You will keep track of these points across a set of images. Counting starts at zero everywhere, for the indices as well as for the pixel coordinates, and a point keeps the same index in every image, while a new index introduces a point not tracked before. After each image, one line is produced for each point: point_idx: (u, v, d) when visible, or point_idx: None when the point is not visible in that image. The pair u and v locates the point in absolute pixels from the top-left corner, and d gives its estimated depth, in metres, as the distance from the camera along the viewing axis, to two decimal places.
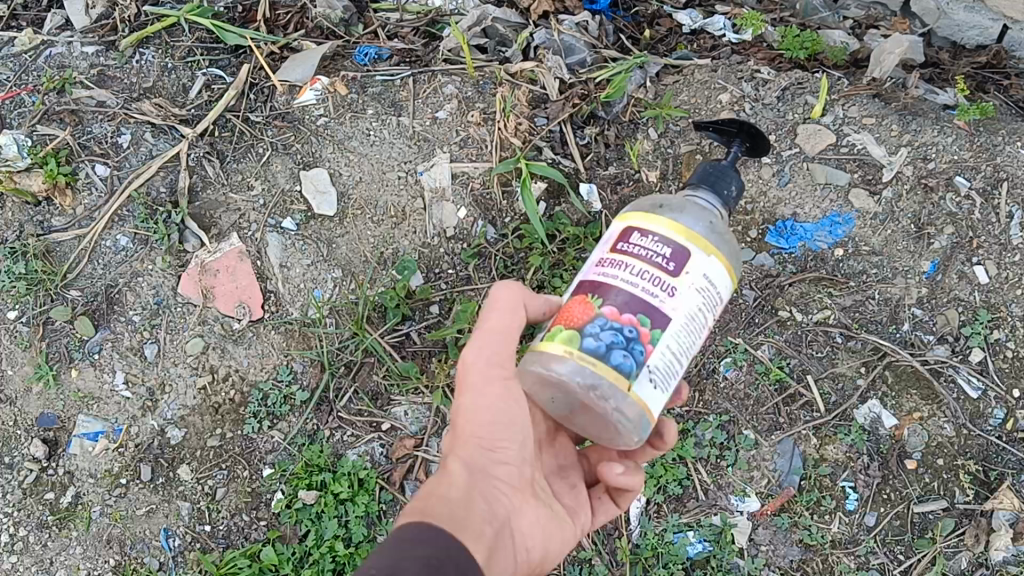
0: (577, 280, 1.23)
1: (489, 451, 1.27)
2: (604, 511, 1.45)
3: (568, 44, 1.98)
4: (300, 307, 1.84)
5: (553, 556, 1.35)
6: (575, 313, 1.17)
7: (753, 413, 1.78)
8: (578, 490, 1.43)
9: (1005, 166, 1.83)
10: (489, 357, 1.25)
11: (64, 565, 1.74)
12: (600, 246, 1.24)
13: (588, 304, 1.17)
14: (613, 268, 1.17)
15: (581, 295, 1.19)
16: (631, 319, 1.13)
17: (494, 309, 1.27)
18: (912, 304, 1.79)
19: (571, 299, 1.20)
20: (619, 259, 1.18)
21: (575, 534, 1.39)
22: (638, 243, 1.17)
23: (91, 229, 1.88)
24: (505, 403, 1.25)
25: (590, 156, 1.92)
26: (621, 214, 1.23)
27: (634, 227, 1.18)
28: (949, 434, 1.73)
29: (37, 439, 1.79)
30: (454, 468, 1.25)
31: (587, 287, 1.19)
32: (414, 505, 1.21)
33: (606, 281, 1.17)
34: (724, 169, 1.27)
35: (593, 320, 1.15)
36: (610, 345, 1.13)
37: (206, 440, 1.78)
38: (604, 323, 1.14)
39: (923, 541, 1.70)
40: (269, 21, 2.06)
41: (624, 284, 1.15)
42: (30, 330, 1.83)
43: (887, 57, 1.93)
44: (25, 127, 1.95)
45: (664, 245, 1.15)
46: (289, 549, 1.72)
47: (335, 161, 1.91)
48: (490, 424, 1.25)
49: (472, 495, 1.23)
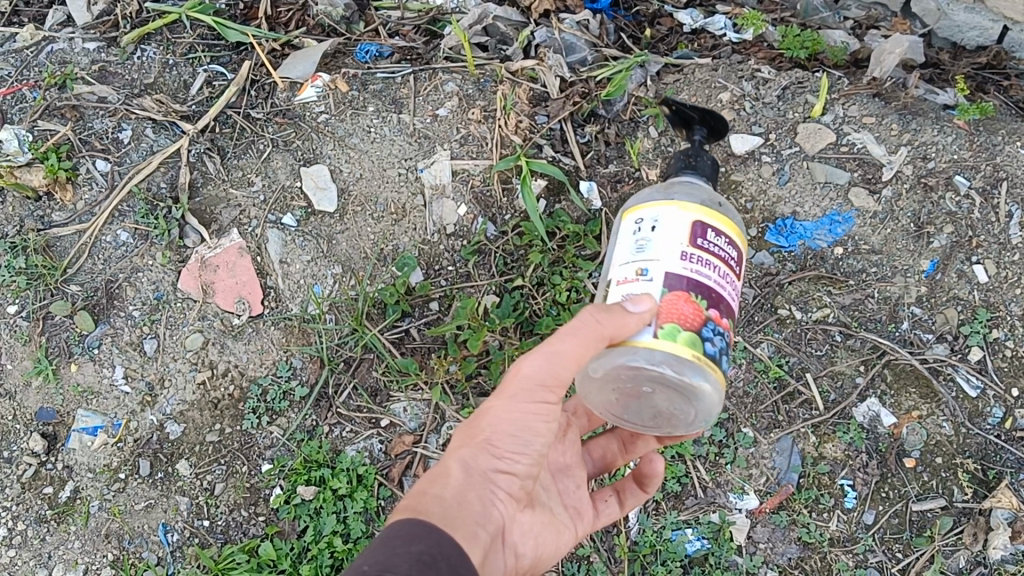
0: (661, 273, 1.19)
1: (496, 459, 1.23)
2: (605, 517, 1.48)
3: (568, 43, 1.99)
4: (300, 303, 1.84)
5: (537, 562, 1.36)
6: (689, 313, 1.18)
7: (751, 411, 1.78)
8: (582, 492, 1.45)
9: (1005, 166, 1.83)
10: (541, 373, 1.22)
11: (62, 560, 1.74)
12: (668, 234, 1.21)
13: (697, 304, 1.19)
14: (704, 266, 1.21)
15: (681, 293, 1.19)
16: (726, 323, 1.23)
17: (566, 333, 1.19)
18: (911, 303, 1.80)
19: (671, 297, 1.18)
20: (704, 256, 1.21)
21: (571, 536, 1.42)
22: (714, 243, 1.22)
23: (92, 225, 1.88)
24: (529, 418, 1.23)
25: (590, 154, 1.92)
26: (680, 202, 1.22)
27: (707, 224, 1.22)
28: (947, 432, 1.73)
29: (36, 433, 1.79)
30: (457, 469, 1.22)
31: (683, 284, 1.19)
32: (406, 500, 1.19)
33: (702, 280, 1.20)
34: (694, 153, 1.34)
35: (707, 322, 1.19)
36: (721, 349, 1.21)
37: (205, 435, 1.79)
38: (714, 327, 1.20)
39: (921, 539, 1.70)
40: (270, 18, 2.06)
41: (716, 285, 1.22)
42: (30, 324, 1.83)
43: (887, 57, 1.93)
44: (26, 122, 1.95)
45: (732, 247, 1.25)
46: (287, 544, 1.72)
47: (336, 158, 1.91)
48: (510, 434, 1.24)
49: (472, 500, 1.20)
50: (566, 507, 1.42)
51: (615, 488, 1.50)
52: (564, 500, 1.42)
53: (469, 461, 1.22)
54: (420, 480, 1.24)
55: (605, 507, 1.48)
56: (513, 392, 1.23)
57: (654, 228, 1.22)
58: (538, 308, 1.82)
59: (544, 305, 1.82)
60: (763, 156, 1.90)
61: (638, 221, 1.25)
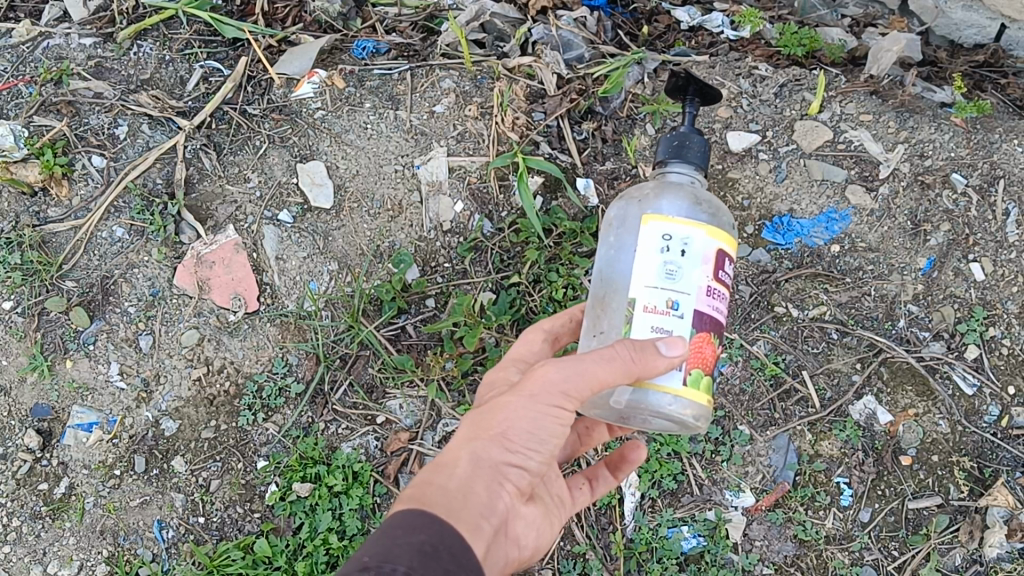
0: (691, 309, 1.22)
1: (508, 455, 1.22)
2: (580, 504, 1.48)
3: (566, 40, 1.98)
4: (295, 300, 1.84)
5: (534, 555, 1.36)
6: (708, 356, 1.25)
7: (748, 408, 1.78)
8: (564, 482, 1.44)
9: (1002, 164, 1.84)
10: (564, 381, 1.20)
11: (57, 557, 1.74)
12: (698, 265, 1.22)
13: (714, 344, 1.26)
14: (720, 299, 1.25)
15: (706, 334, 1.24)
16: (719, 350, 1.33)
17: (600, 358, 1.18)
18: (908, 301, 1.79)
19: (699, 340, 1.22)
20: (721, 288, 1.26)
21: (560, 525, 1.42)
22: (727, 271, 1.27)
23: (87, 221, 1.88)
24: (545, 419, 1.22)
25: (587, 151, 1.92)
26: (709, 227, 1.23)
27: (726, 253, 1.26)
28: (943, 430, 1.73)
29: (30, 429, 1.78)
30: (465, 460, 1.21)
31: (707, 321, 1.23)
32: (411, 487, 1.18)
33: (717, 316, 1.26)
34: (684, 136, 1.29)
35: (718, 362, 1.28)
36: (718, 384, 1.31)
37: (200, 432, 1.78)
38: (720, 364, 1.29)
39: (917, 537, 1.70)
40: (267, 14, 2.06)
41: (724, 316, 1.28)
42: (26, 320, 1.83)
43: (884, 55, 1.91)
44: (22, 118, 1.94)
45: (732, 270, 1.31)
46: (283, 541, 1.72)
47: (332, 154, 1.91)
48: (523, 433, 1.22)
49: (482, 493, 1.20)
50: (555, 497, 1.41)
51: (589, 476, 1.51)
52: (551, 491, 1.41)
53: (480, 453, 1.21)
54: (426, 467, 1.23)
55: (580, 495, 1.47)
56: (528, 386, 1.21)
57: (683, 253, 1.22)
58: (534, 304, 1.82)
59: (541, 302, 1.82)
60: (761, 154, 1.90)
61: (665, 239, 1.22)
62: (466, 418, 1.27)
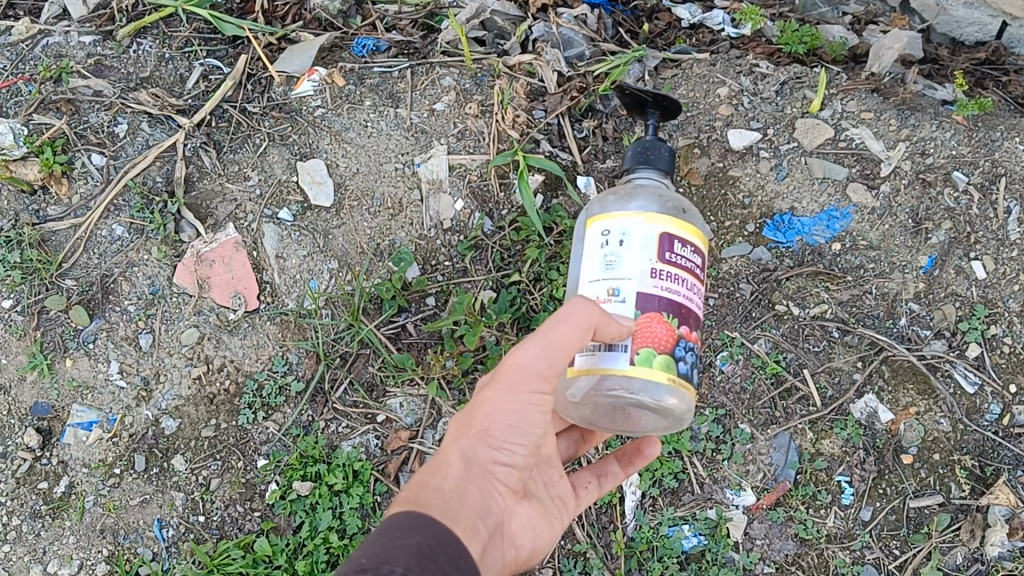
0: (633, 293, 1.26)
1: (495, 450, 1.23)
2: (586, 502, 1.48)
3: (567, 37, 1.99)
4: (296, 298, 1.83)
5: (534, 555, 1.36)
6: (662, 334, 1.26)
7: (749, 407, 1.77)
8: (565, 481, 1.44)
9: (1004, 162, 1.83)
10: (539, 365, 1.21)
11: (57, 556, 1.73)
12: (638, 251, 1.27)
13: (668, 324, 1.27)
14: (672, 281, 1.28)
15: (654, 314, 1.26)
16: (697, 335, 1.32)
17: (562, 322, 1.20)
18: (909, 299, 1.79)
19: (645, 320, 1.25)
20: (672, 270, 1.28)
21: (560, 524, 1.42)
22: (681, 254, 1.29)
23: (87, 219, 1.87)
24: (529, 410, 1.22)
25: (587, 149, 1.92)
26: (647, 214, 1.28)
27: (674, 236, 1.29)
28: (945, 428, 1.73)
29: (31, 428, 1.78)
30: (456, 460, 1.22)
31: (655, 302, 1.26)
32: (406, 489, 1.19)
33: (671, 298, 1.28)
34: (648, 145, 1.39)
35: (679, 342, 1.27)
36: (692, 366, 1.30)
37: (200, 430, 1.78)
38: (685, 344, 1.29)
39: (918, 536, 1.69)
40: (267, 12, 2.05)
41: (683, 298, 1.30)
42: (25, 319, 1.82)
43: (886, 53, 1.92)
44: (22, 115, 1.94)
45: (697, 254, 1.32)
46: (283, 540, 1.72)
47: (332, 153, 1.91)
48: (508, 426, 1.23)
49: (472, 490, 1.21)
50: (554, 496, 1.42)
51: (594, 473, 1.51)
52: (550, 490, 1.41)
53: (468, 452, 1.22)
54: (420, 469, 1.24)
55: (586, 492, 1.48)
56: (508, 381, 1.22)
57: (623, 242, 1.28)
58: (535, 303, 1.82)
59: (541, 300, 1.81)
60: (762, 152, 1.89)
61: (605, 233, 1.30)
62: (454, 419, 1.28)
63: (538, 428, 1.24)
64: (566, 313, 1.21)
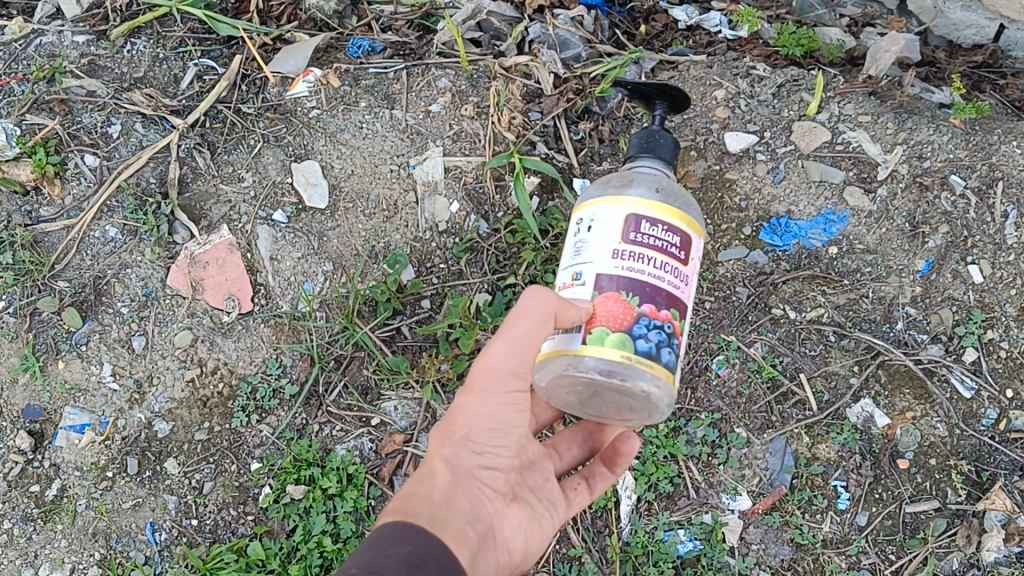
0: (593, 275, 1.24)
1: (477, 455, 1.25)
2: (577, 504, 1.47)
3: (562, 39, 1.97)
4: (290, 300, 1.83)
5: (529, 558, 1.36)
6: (618, 312, 1.21)
7: (745, 411, 1.77)
8: (552, 483, 1.43)
9: (1001, 166, 1.82)
10: (509, 364, 1.22)
11: (48, 559, 1.72)
12: (603, 233, 1.25)
13: (627, 302, 1.22)
14: (636, 260, 1.23)
15: (611, 293, 1.22)
16: (668, 314, 1.24)
17: (521, 316, 1.20)
18: (905, 303, 1.78)
19: (601, 299, 1.22)
20: (638, 250, 1.23)
21: (552, 528, 1.41)
22: (649, 233, 1.23)
23: (80, 220, 1.86)
24: (503, 411, 1.24)
25: (584, 151, 1.91)
26: (614, 197, 1.25)
27: (641, 216, 1.24)
28: (941, 433, 1.72)
29: (23, 430, 1.77)
30: (441, 469, 1.24)
31: (614, 282, 1.23)
32: (394, 502, 1.21)
33: (633, 277, 1.23)
34: (653, 132, 1.37)
35: (639, 319, 1.21)
36: (659, 344, 1.22)
37: (193, 433, 1.77)
38: (649, 323, 1.22)
39: (914, 541, 1.69)
40: (262, 12, 2.05)
41: (651, 278, 1.23)
42: (17, 321, 1.81)
43: (883, 55, 1.92)
44: (14, 116, 1.93)
45: (672, 233, 1.25)
46: (276, 544, 1.70)
47: (327, 154, 1.90)
48: (486, 429, 1.25)
49: (459, 497, 1.22)
50: (544, 499, 1.41)
51: (584, 474, 1.50)
52: (539, 494, 1.41)
53: (452, 459, 1.24)
54: (407, 482, 1.25)
55: (575, 494, 1.47)
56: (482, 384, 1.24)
57: (592, 228, 1.27)
58: None
59: None
60: (759, 155, 1.89)
61: (579, 221, 1.30)
62: (435, 429, 1.29)
63: (515, 426, 1.26)
64: (524, 305, 1.20)
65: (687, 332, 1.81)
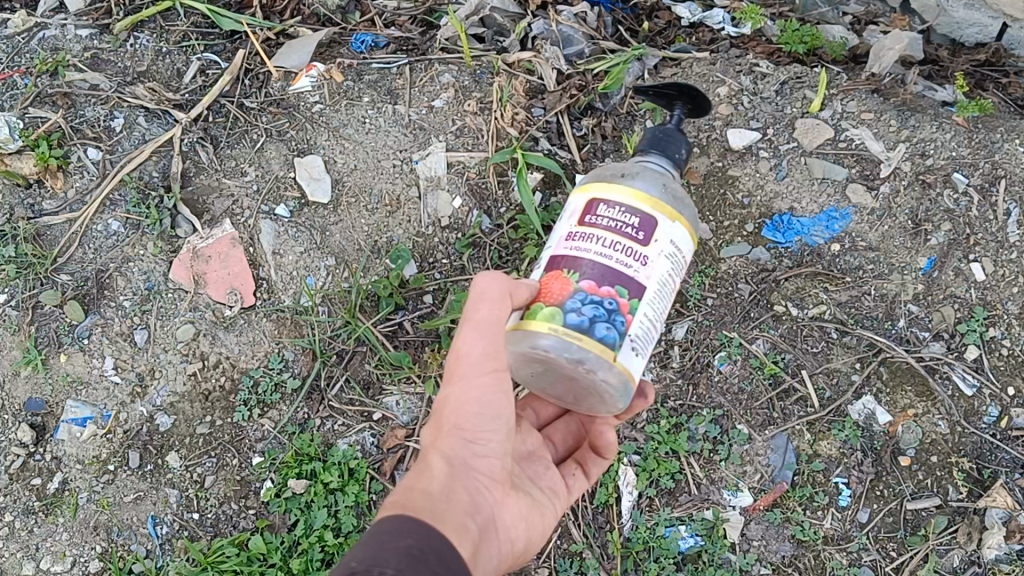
0: (548, 256, 1.30)
1: (470, 444, 1.25)
2: (576, 491, 1.49)
3: (566, 35, 1.99)
4: (292, 295, 1.83)
5: (533, 546, 1.37)
6: (555, 288, 1.24)
7: (746, 407, 1.77)
8: (552, 472, 1.45)
9: (1004, 164, 1.83)
10: (481, 348, 1.24)
11: (50, 552, 1.72)
12: (567, 218, 1.30)
13: (566, 279, 1.24)
14: (584, 241, 1.25)
15: (556, 272, 1.26)
16: (610, 291, 1.22)
17: (479, 301, 1.24)
18: (908, 301, 1.79)
19: (548, 276, 1.27)
20: (589, 232, 1.25)
21: (554, 516, 1.42)
22: (604, 215, 1.25)
23: (83, 213, 1.86)
24: (489, 396, 1.25)
25: (586, 147, 1.91)
26: (583, 184, 1.30)
27: (599, 199, 1.26)
28: (943, 430, 1.72)
29: (25, 423, 1.77)
30: (438, 462, 1.23)
31: (562, 262, 1.26)
32: (392, 498, 1.19)
33: (578, 256, 1.25)
34: (671, 132, 1.34)
35: (574, 295, 1.22)
36: (592, 319, 1.21)
37: (195, 427, 1.77)
38: (584, 298, 1.22)
39: (915, 538, 1.68)
40: (265, 7, 2.05)
41: (596, 258, 1.23)
42: (19, 314, 1.81)
43: (886, 53, 1.92)
44: (17, 109, 1.93)
45: (630, 215, 1.23)
46: (278, 538, 1.70)
47: (330, 149, 1.90)
48: (474, 416, 1.25)
49: (459, 488, 1.22)
50: (542, 488, 1.42)
51: (577, 461, 1.52)
52: (538, 483, 1.42)
53: (447, 451, 1.24)
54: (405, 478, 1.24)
55: (573, 480, 1.48)
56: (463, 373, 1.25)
57: (565, 214, 1.33)
58: None
59: None
60: (761, 151, 1.89)
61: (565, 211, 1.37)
62: (427, 425, 1.30)
63: (504, 409, 1.27)
64: (478, 291, 1.25)
65: (688, 329, 1.81)
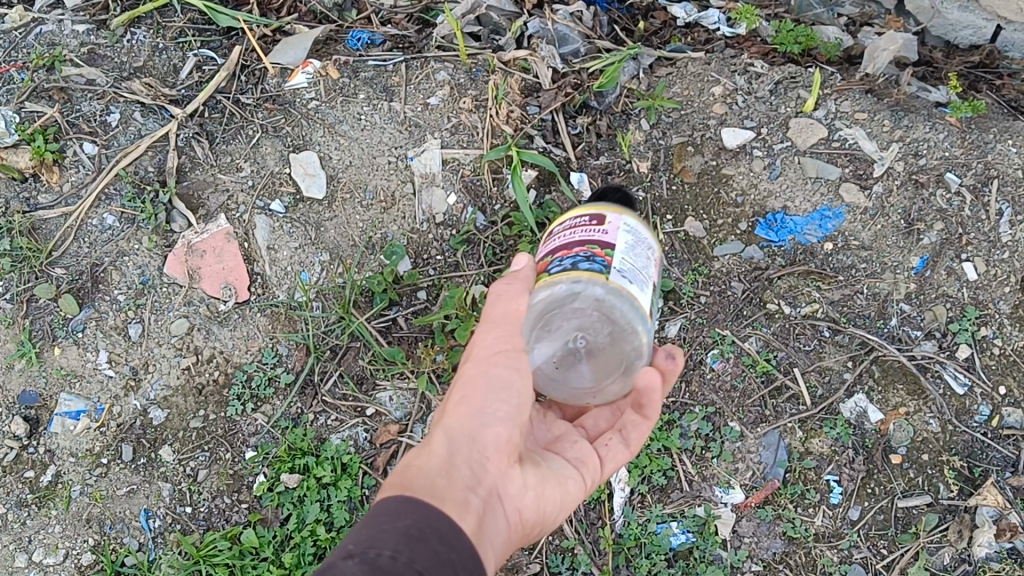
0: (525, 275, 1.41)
1: (477, 419, 1.24)
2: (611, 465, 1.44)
3: (562, 34, 2.00)
4: (287, 290, 1.83)
5: (550, 518, 1.33)
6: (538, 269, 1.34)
7: (739, 404, 1.77)
8: (580, 444, 1.42)
9: (996, 165, 1.83)
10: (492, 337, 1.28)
11: (42, 545, 1.72)
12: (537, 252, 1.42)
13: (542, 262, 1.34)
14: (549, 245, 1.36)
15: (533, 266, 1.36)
16: (583, 248, 1.29)
17: (496, 300, 1.31)
18: (900, 299, 1.79)
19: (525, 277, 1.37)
20: (551, 241, 1.36)
21: (580, 488, 1.38)
22: (560, 228, 1.36)
23: (78, 208, 1.86)
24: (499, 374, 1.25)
25: (581, 146, 1.93)
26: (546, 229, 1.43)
27: (554, 225, 1.39)
28: (934, 429, 1.73)
29: (17, 416, 1.77)
30: (442, 442, 1.22)
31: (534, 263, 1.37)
32: (392, 480, 1.18)
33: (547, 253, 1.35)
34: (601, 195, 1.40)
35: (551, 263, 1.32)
36: (574, 262, 1.28)
37: (188, 421, 1.77)
38: (562, 259, 1.30)
39: (906, 536, 1.69)
40: (262, 4, 2.06)
41: (559, 246, 1.33)
42: (14, 307, 1.81)
43: (880, 54, 1.94)
44: (13, 103, 1.93)
45: (581, 217, 1.33)
46: (270, 532, 1.71)
47: (325, 145, 1.90)
48: (483, 395, 1.25)
49: (460, 464, 1.20)
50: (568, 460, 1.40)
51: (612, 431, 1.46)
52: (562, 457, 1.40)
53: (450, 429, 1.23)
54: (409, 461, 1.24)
55: (607, 450, 1.43)
56: (476, 356, 1.29)
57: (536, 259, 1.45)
58: None
59: None
60: (755, 150, 1.90)
61: None
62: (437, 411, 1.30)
63: (517, 380, 1.27)
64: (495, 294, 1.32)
65: (681, 327, 1.81)
